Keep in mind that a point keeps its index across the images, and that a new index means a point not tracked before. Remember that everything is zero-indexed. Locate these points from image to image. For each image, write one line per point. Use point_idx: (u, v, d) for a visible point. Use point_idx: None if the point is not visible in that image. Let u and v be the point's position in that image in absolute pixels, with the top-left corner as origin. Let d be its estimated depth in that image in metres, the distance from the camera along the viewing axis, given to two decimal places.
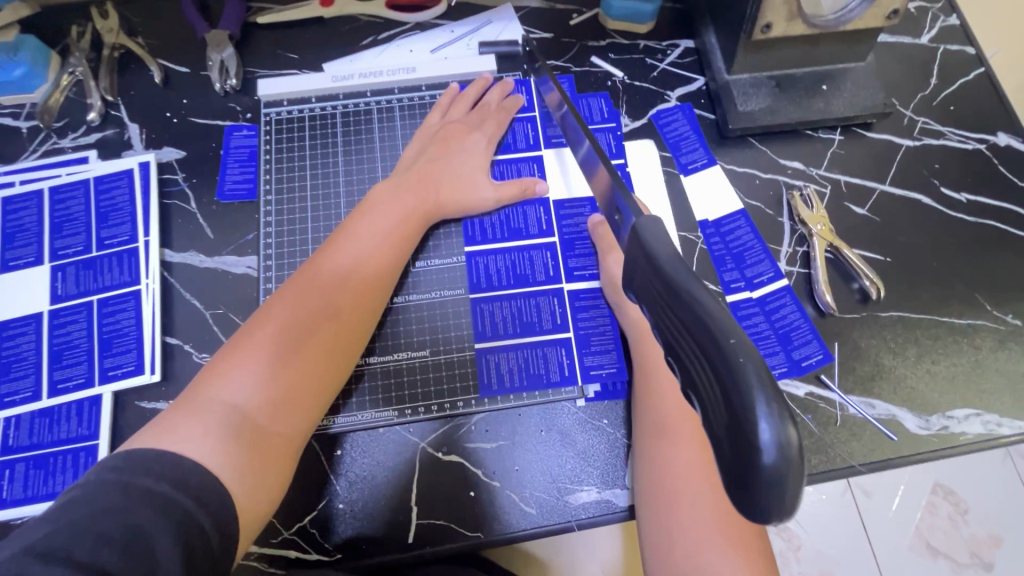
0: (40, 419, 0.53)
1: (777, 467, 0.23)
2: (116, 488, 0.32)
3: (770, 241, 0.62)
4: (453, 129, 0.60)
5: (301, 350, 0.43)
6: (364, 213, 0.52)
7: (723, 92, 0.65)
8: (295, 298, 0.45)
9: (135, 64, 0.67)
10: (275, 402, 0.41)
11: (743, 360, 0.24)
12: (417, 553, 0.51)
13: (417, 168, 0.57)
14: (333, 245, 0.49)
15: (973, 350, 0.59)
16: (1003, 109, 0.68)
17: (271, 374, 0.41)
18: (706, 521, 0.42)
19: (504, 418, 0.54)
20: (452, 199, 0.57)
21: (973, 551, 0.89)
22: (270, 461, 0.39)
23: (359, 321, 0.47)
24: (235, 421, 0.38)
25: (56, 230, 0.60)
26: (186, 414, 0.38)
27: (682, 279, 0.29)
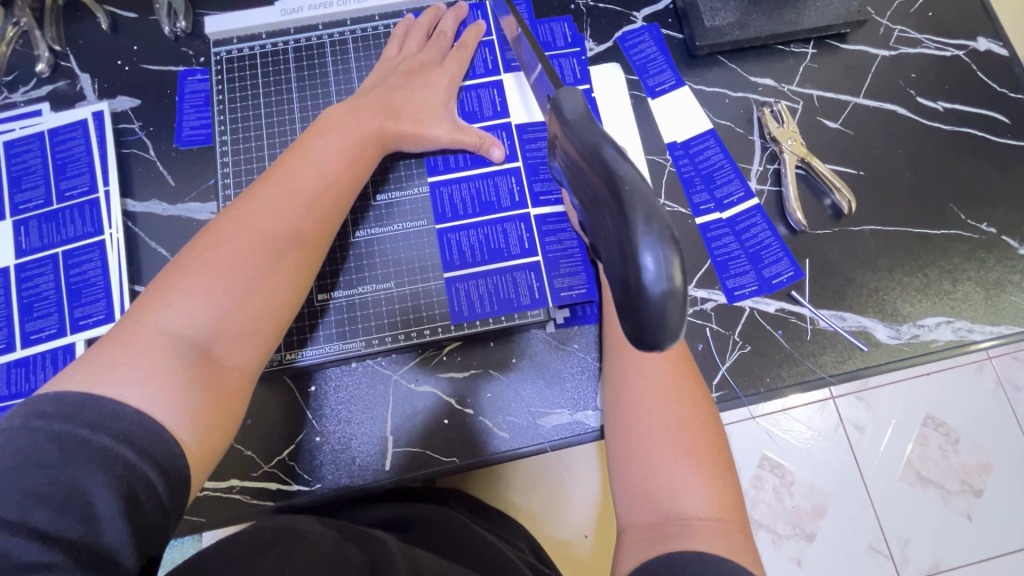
0: (16, 369, 0.54)
1: (661, 295, 0.26)
2: (47, 440, 0.31)
3: (739, 160, 0.61)
4: (413, 59, 0.57)
5: (255, 280, 0.41)
6: (311, 136, 0.49)
7: (689, 9, 0.63)
8: (247, 224, 0.42)
9: (81, 12, 0.64)
10: (227, 334, 0.39)
11: (637, 205, 0.27)
12: (395, 479, 0.53)
13: (376, 93, 0.54)
14: (279, 169, 0.46)
15: (945, 260, 0.58)
16: (983, 12, 0.65)
17: (221, 308, 0.39)
18: (665, 427, 0.43)
19: (473, 347, 0.55)
20: (409, 126, 0.54)
21: (963, 479, 0.87)
22: (226, 395, 0.39)
23: (314, 254, 0.46)
24: (184, 355, 0.37)
25: (15, 185, 0.59)
26: (126, 348, 0.36)
27: (600, 140, 0.30)
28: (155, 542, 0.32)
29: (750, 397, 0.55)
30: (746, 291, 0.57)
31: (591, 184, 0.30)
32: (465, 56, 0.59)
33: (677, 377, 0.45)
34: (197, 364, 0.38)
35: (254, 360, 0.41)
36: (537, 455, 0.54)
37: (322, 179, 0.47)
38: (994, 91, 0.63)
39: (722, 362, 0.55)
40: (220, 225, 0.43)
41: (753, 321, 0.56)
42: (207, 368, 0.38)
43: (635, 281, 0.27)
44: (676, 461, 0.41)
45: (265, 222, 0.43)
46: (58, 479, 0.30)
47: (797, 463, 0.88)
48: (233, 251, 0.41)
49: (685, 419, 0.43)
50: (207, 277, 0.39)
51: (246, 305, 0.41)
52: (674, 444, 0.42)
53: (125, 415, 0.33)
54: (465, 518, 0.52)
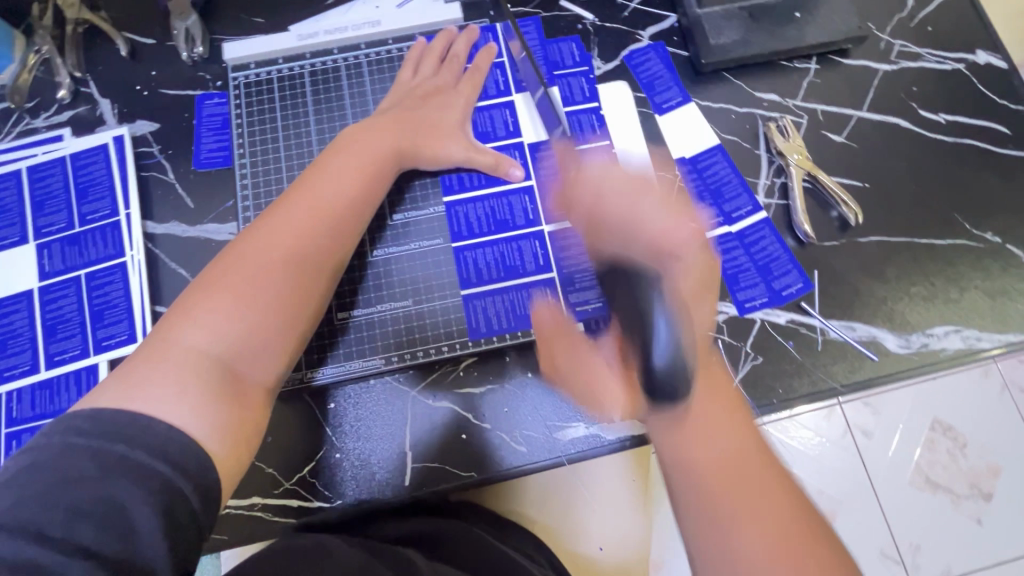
0: (41, 391, 0.55)
1: None
2: (85, 457, 0.32)
3: (747, 174, 0.62)
4: (429, 83, 0.59)
5: (275, 298, 0.42)
6: (329, 155, 0.50)
7: (694, 28, 0.64)
8: (266, 243, 0.44)
9: (101, 39, 0.66)
10: (248, 351, 0.41)
11: None
12: (415, 494, 0.53)
13: (392, 113, 0.55)
14: (299, 189, 0.47)
15: (951, 269, 0.59)
16: (981, 26, 0.66)
17: (244, 326, 0.41)
18: (757, 514, 0.37)
19: (490, 363, 0.56)
20: (422, 145, 0.55)
21: (972, 483, 0.87)
22: (249, 410, 0.40)
23: (333, 271, 0.47)
24: (211, 372, 0.38)
25: (38, 209, 0.60)
26: (156, 366, 0.37)
27: None
28: (191, 557, 0.33)
29: (764, 408, 0.55)
30: (757, 303, 0.58)
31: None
32: (478, 79, 0.61)
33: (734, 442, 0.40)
34: (222, 380, 0.39)
35: (276, 375, 0.43)
36: (554, 468, 0.55)
37: (340, 197, 0.48)
38: (994, 102, 0.64)
39: (735, 373, 0.56)
40: (242, 244, 0.44)
41: (765, 333, 0.57)
42: (232, 384, 0.39)
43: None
44: (758, 545, 0.37)
45: (285, 240, 0.44)
46: (97, 495, 0.31)
47: (807, 470, 0.88)
48: (255, 270, 0.42)
49: (762, 496, 0.38)
50: (229, 295, 0.41)
51: (268, 322, 0.42)
52: (754, 525, 0.37)
53: (160, 431, 0.34)
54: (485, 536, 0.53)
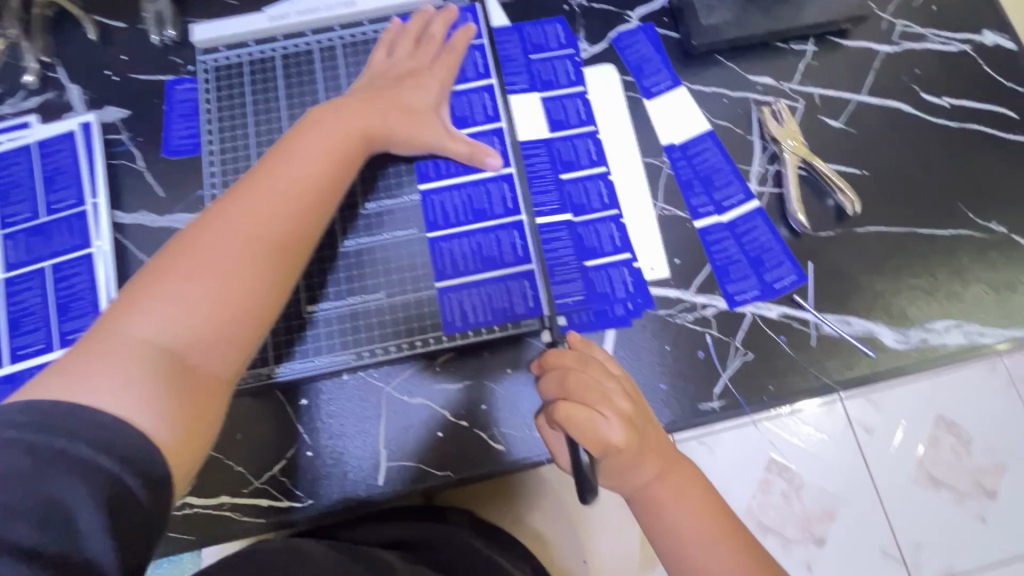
0: (4, 386, 0.53)
1: None
2: (19, 450, 0.30)
3: (739, 161, 0.59)
4: (402, 66, 0.56)
5: (229, 286, 0.40)
6: (296, 137, 0.48)
7: (685, 8, 0.61)
8: (221, 230, 0.41)
9: (70, 23, 0.64)
10: (201, 342, 0.39)
11: None
12: (389, 494, 0.51)
13: (362, 94, 0.53)
14: (261, 172, 0.45)
15: (953, 261, 0.56)
16: (988, 5, 0.63)
17: (196, 314, 0.38)
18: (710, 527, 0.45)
19: (467, 358, 0.54)
20: (395, 127, 0.53)
21: (976, 480, 0.85)
22: (202, 403, 0.38)
23: (297, 256, 0.44)
24: (158, 363, 0.36)
25: (3, 198, 0.58)
26: (100, 357, 0.36)
27: None
28: (139, 556, 0.31)
29: (754, 406, 0.53)
30: (747, 296, 0.55)
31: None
32: (454, 60, 0.58)
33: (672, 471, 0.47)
34: (171, 371, 0.37)
35: (233, 367, 0.41)
36: (534, 468, 0.53)
37: (304, 180, 0.45)
38: (1001, 85, 0.61)
39: (724, 369, 0.54)
40: (199, 229, 0.42)
41: (756, 327, 0.55)
42: (182, 375, 0.37)
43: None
44: (713, 551, 0.44)
45: (243, 225, 0.42)
46: (35, 491, 0.29)
47: (804, 466, 0.86)
48: (208, 256, 0.40)
49: (702, 507, 0.46)
50: (180, 284, 0.39)
51: (223, 310, 0.40)
52: (706, 537, 0.45)
53: (106, 423, 0.33)
54: (465, 539, 0.52)
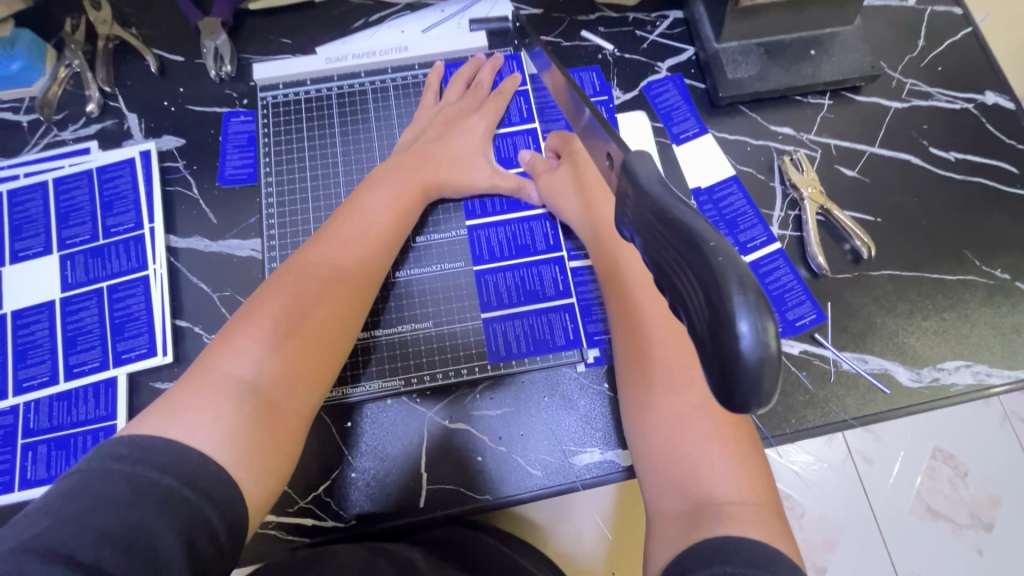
0: (59, 402, 0.55)
1: (756, 360, 0.22)
2: (122, 481, 0.33)
3: (762, 206, 0.63)
4: (452, 113, 0.61)
5: (306, 326, 0.45)
6: (360, 192, 0.54)
7: (712, 62, 0.66)
8: (302, 273, 0.47)
9: (132, 55, 0.67)
10: (283, 378, 0.43)
11: (723, 260, 0.24)
12: (428, 516, 0.53)
13: (418, 147, 0.58)
14: (330, 225, 0.51)
15: (961, 305, 0.60)
16: (990, 68, 0.68)
17: (278, 353, 0.43)
18: (691, 423, 0.43)
19: (507, 387, 0.56)
20: (445, 175, 0.58)
21: (973, 513, 0.87)
22: (281, 437, 0.42)
23: (361, 298, 0.49)
24: (246, 398, 0.40)
25: (63, 220, 0.61)
26: (194, 393, 0.39)
27: (665, 197, 0.28)
28: None
29: (777, 437, 0.56)
30: None
31: (662, 239, 0.27)
32: (502, 104, 0.62)
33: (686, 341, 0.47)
34: (257, 406, 0.40)
35: (308, 404, 0.44)
36: (568, 493, 0.55)
37: (370, 231, 0.51)
38: (1003, 142, 0.66)
39: None
40: (278, 276, 0.47)
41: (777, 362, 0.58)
42: (266, 409, 0.41)
43: (727, 346, 0.23)
44: (698, 447, 0.42)
45: (322, 269, 0.47)
46: (126, 522, 0.32)
47: (808, 495, 0.89)
48: (291, 297, 0.45)
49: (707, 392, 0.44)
50: (269, 324, 0.43)
51: (299, 346, 0.44)
52: (702, 413, 0.43)
53: (192, 457, 0.36)
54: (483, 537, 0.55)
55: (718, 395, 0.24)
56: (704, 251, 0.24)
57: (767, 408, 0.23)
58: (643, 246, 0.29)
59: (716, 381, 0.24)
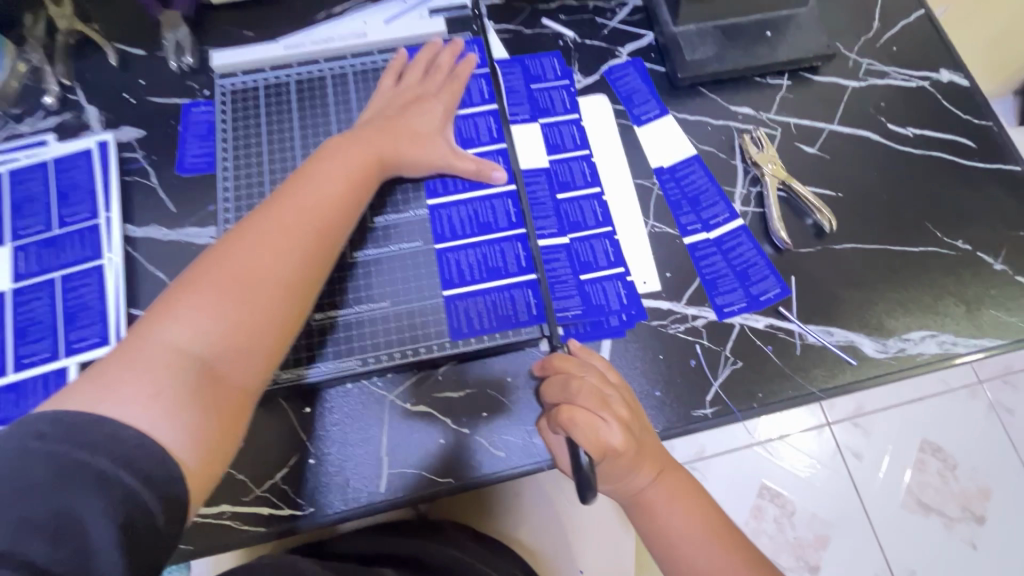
0: (6, 395, 0.53)
1: None
2: (48, 463, 0.32)
3: (724, 183, 0.63)
4: (410, 96, 0.61)
5: (253, 295, 0.43)
6: (316, 162, 0.52)
7: (671, 46, 0.66)
8: (250, 242, 0.45)
9: (92, 49, 0.67)
10: (227, 352, 0.42)
11: None
12: (389, 501, 0.52)
13: (374, 123, 0.57)
14: (281, 194, 0.49)
15: (925, 276, 0.60)
16: (944, 48, 0.70)
17: (222, 325, 0.42)
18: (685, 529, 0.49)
19: (469, 367, 0.56)
20: (398, 148, 0.57)
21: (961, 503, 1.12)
22: (228, 413, 0.41)
23: (317, 268, 0.48)
24: (187, 373, 0.39)
25: (16, 211, 0.60)
26: (132, 366, 0.38)
27: None
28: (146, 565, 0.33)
29: (745, 412, 0.55)
30: (735, 308, 0.58)
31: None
32: (459, 86, 0.63)
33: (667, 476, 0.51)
34: (199, 380, 0.40)
35: (257, 378, 0.43)
36: (534, 474, 0.54)
37: (323, 202, 0.50)
38: (958, 118, 0.67)
39: (715, 377, 0.56)
40: (227, 244, 0.45)
41: (743, 336, 0.57)
42: (211, 384, 0.40)
43: None
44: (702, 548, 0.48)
45: (272, 238, 0.46)
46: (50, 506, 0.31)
47: None
48: (236, 268, 0.44)
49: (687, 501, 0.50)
50: (213, 295, 0.42)
51: (244, 319, 0.43)
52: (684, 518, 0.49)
53: (128, 436, 0.35)
54: (460, 554, 0.57)
55: None
56: None
57: None
58: None
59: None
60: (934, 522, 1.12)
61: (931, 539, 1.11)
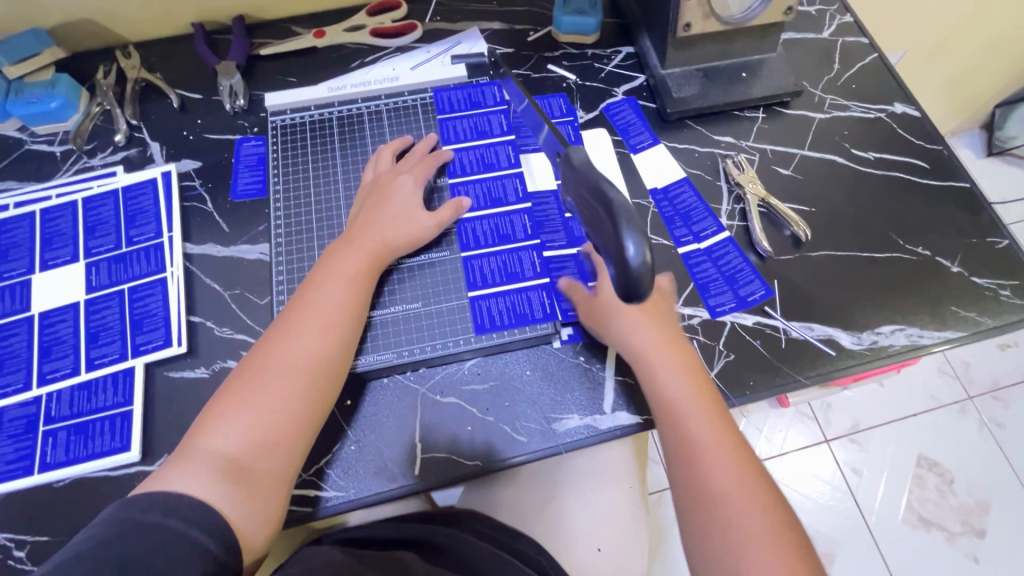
0: (79, 392, 0.60)
1: (639, 266, 0.46)
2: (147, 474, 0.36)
3: (711, 201, 0.72)
4: (387, 178, 0.67)
5: (277, 395, 0.51)
6: (318, 269, 0.59)
7: (660, 85, 0.77)
8: (270, 351, 0.53)
9: (156, 94, 0.77)
10: (257, 445, 0.49)
11: (617, 206, 0.45)
12: (424, 482, 0.57)
13: (363, 216, 0.63)
14: (296, 301, 0.57)
15: (892, 278, 0.68)
16: (897, 84, 0.80)
17: (251, 425, 0.49)
18: (721, 464, 0.51)
19: (492, 361, 0.63)
20: (397, 236, 0.63)
21: (965, 520, 1.24)
22: (265, 493, 0.48)
23: (326, 359, 0.54)
24: (226, 469, 0.47)
25: (90, 232, 0.68)
26: (184, 471, 0.46)
27: (597, 172, 0.47)
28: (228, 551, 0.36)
29: (739, 399, 0.62)
30: (725, 308, 0.66)
31: (588, 203, 0.49)
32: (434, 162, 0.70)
33: (707, 404, 0.54)
34: (236, 473, 0.47)
35: (290, 462, 0.51)
36: (553, 458, 0.60)
37: (329, 303, 0.56)
38: (912, 143, 0.76)
39: (711, 368, 0.63)
40: (252, 357, 0.54)
41: (733, 333, 0.65)
42: (239, 476, 0.47)
43: (624, 257, 0.46)
44: (741, 495, 0.49)
45: (287, 348, 0.53)
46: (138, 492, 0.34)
47: None
48: (262, 377, 0.52)
49: (729, 450, 0.52)
50: (243, 401, 0.50)
51: (271, 415, 0.50)
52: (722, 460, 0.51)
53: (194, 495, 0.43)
54: (486, 544, 0.62)
55: (624, 287, 0.49)
56: (612, 203, 0.45)
57: (649, 289, 0.48)
58: (583, 207, 0.51)
59: (617, 274, 0.49)
60: (936, 537, 1.23)
61: (936, 553, 1.22)
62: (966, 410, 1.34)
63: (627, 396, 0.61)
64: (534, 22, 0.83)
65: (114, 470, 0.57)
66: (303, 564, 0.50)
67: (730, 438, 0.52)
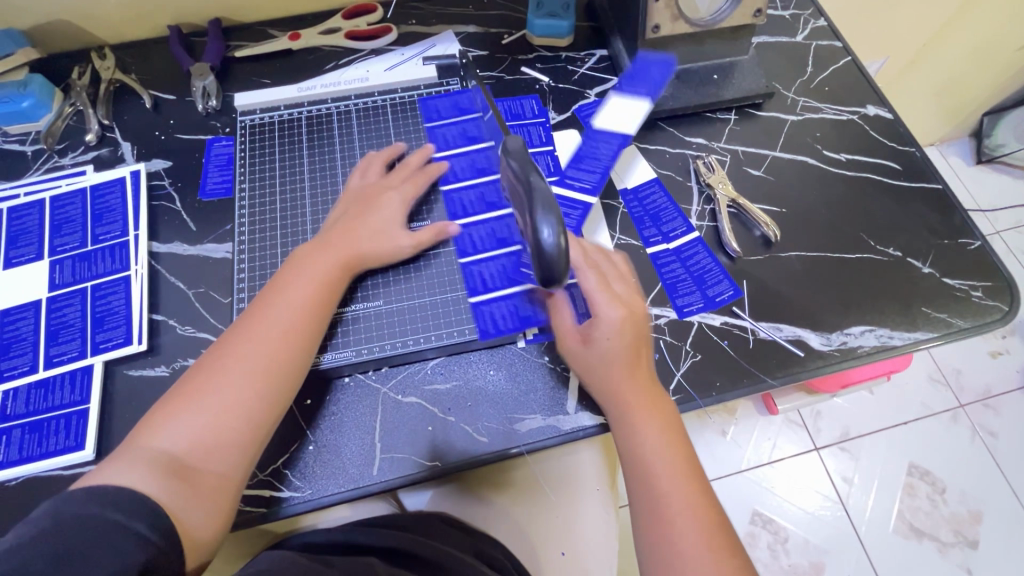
0: (37, 389, 0.59)
1: (551, 249, 0.46)
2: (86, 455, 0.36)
3: (681, 202, 0.72)
4: (371, 190, 0.66)
5: (231, 394, 0.50)
6: (288, 272, 0.59)
7: (632, 87, 0.77)
8: (228, 351, 0.52)
9: (129, 94, 0.77)
10: (206, 446, 0.48)
11: (536, 187, 0.48)
12: (381, 483, 0.56)
13: (340, 225, 0.62)
14: (259, 304, 0.56)
15: (863, 279, 0.67)
16: (869, 87, 0.80)
17: (202, 425, 0.48)
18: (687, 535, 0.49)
19: (456, 361, 0.62)
20: (372, 247, 0.62)
21: (956, 530, 1.22)
22: (209, 495, 0.47)
23: (288, 362, 0.53)
24: (168, 467, 0.46)
25: (56, 230, 0.68)
26: (123, 466, 0.45)
27: (525, 158, 0.51)
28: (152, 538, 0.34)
29: (705, 400, 0.61)
30: (694, 308, 0.65)
31: (516, 191, 0.53)
32: (425, 180, 0.68)
33: (682, 471, 0.52)
34: (179, 472, 0.46)
35: (240, 465, 0.49)
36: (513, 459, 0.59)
37: (294, 307, 0.55)
38: (884, 144, 0.76)
39: (677, 368, 0.62)
40: (210, 357, 0.53)
41: (700, 333, 0.64)
42: (184, 476, 0.46)
43: (536, 238, 0.46)
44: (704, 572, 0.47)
45: (246, 348, 0.52)
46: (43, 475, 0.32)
47: None
48: (216, 375, 0.51)
49: (698, 521, 0.50)
50: (195, 399, 0.49)
51: (224, 416, 0.49)
52: (690, 530, 0.49)
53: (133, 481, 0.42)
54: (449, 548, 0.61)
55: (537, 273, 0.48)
56: (530, 183, 0.48)
57: (562, 280, 0.48)
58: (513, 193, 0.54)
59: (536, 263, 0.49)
60: (928, 548, 1.21)
61: (928, 565, 1.19)
62: (956, 418, 1.32)
63: (592, 396, 0.60)
64: (508, 26, 0.83)
65: (68, 468, 0.56)
66: (252, 567, 0.49)
67: (702, 504, 0.51)
